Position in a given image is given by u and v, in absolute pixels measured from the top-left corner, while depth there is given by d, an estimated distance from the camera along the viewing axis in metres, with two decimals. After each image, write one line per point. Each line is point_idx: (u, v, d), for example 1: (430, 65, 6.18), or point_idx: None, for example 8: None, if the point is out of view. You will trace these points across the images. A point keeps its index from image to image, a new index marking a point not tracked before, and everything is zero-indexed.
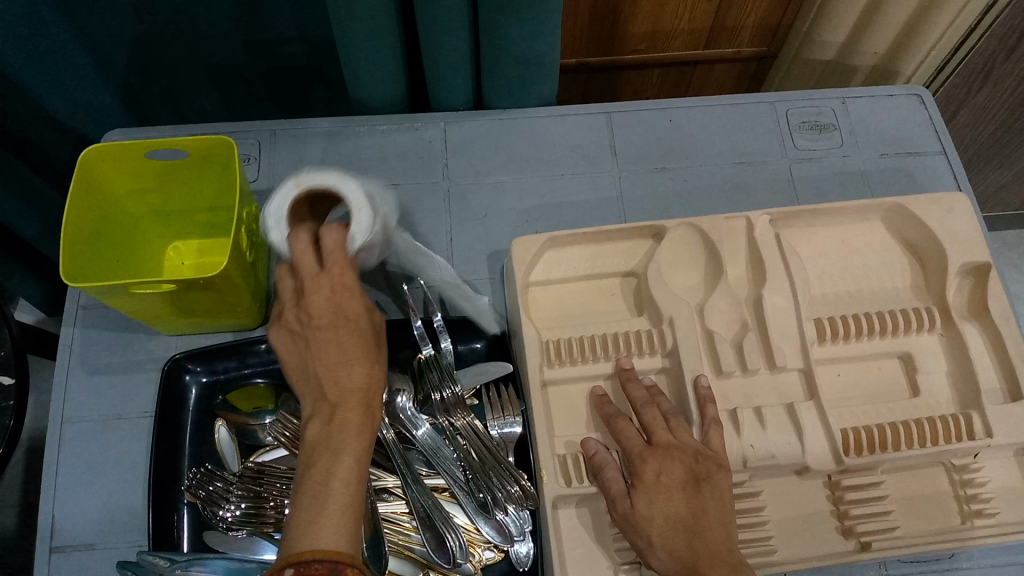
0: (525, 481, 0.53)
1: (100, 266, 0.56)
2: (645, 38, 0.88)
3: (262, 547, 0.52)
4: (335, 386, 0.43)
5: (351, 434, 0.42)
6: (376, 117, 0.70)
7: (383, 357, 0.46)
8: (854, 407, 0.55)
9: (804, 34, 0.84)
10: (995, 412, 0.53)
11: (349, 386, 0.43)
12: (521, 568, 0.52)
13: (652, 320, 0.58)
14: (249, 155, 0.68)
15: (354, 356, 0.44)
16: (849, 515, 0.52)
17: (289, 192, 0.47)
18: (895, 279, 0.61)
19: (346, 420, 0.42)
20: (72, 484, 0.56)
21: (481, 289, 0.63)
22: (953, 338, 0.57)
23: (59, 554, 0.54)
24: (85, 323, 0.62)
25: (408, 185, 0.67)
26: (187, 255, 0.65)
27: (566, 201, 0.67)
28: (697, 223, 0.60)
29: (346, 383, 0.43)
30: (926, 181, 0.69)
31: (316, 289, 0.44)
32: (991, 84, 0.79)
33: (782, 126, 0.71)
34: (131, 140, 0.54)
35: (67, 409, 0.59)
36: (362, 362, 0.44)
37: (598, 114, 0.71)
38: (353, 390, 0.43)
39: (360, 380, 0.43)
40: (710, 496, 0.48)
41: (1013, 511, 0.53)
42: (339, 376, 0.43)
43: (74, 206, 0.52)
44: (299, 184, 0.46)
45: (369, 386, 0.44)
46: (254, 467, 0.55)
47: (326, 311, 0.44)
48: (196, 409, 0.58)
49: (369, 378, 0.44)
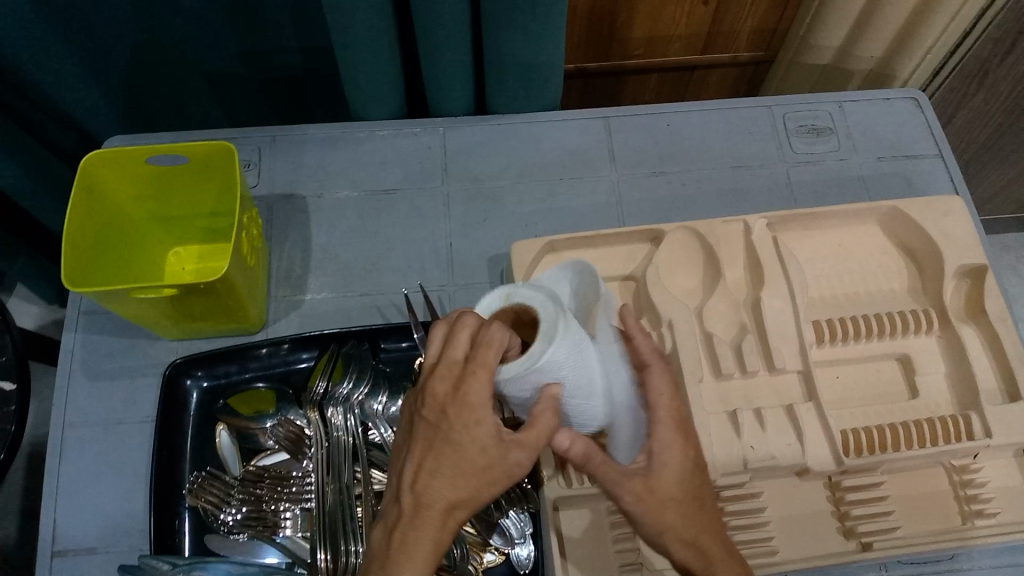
0: (526, 484, 0.54)
1: (102, 271, 0.57)
2: (642, 44, 0.89)
3: (263, 551, 0.53)
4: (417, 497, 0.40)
5: (420, 554, 0.39)
6: (376, 123, 0.70)
7: (490, 478, 0.40)
8: (853, 408, 0.56)
9: (800, 39, 0.84)
10: (994, 412, 0.54)
11: (423, 499, 0.39)
12: (522, 570, 0.52)
13: (652, 323, 0.58)
14: (250, 160, 0.68)
15: (450, 470, 0.39)
16: (850, 515, 0.53)
17: (496, 301, 0.43)
18: (893, 281, 0.61)
19: (410, 537, 0.39)
20: (74, 489, 0.56)
21: (481, 293, 0.64)
22: (951, 339, 0.57)
23: (60, 559, 0.54)
24: (87, 328, 0.62)
25: (407, 190, 0.68)
26: (188, 260, 0.65)
27: (566, 205, 0.67)
28: (695, 227, 0.60)
29: (430, 497, 0.39)
30: (923, 184, 0.69)
31: (438, 380, 0.40)
32: (987, 88, 0.80)
33: (779, 130, 0.71)
34: (133, 146, 0.55)
35: (68, 413, 0.59)
36: (461, 481, 0.39)
37: (596, 119, 0.71)
38: (442, 507, 0.39)
39: (448, 498, 0.39)
40: None
41: (1012, 510, 0.53)
42: (428, 489, 0.39)
43: (76, 211, 0.53)
44: (507, 296, 0.43)
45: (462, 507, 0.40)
46: (255, 470, 0.55)
47: (434, 414, 0.40)
48: (197, 413, 0.58)
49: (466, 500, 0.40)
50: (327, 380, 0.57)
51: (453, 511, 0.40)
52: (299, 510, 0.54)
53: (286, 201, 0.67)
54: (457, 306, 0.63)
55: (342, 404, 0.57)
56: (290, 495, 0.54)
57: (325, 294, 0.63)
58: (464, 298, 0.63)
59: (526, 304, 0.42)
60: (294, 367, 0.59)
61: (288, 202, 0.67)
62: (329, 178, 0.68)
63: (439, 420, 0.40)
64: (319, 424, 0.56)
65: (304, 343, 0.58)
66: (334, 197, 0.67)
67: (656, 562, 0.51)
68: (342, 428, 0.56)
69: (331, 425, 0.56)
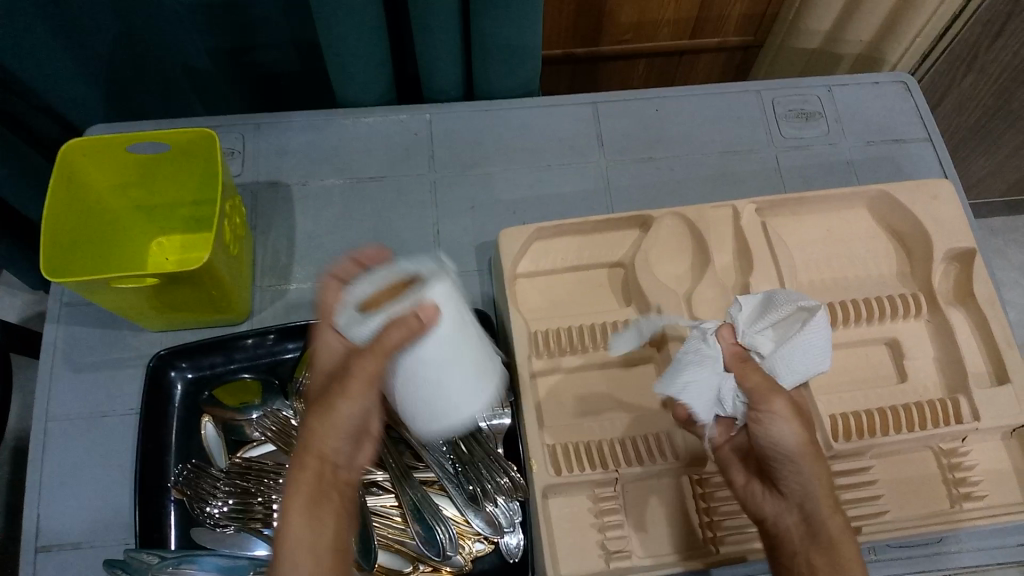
0: (515, 473, 0.53)
1: (83, 262, 0.56)
2: (629, 29, 0.88)
3: (252, 543, 0.52)
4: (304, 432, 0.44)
5: (298, 485, 0.42)
6: (362, 109, 0.69)
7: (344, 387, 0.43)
8: (843, 393, 0.55)
9: (789, 22, 0.84)
10: (982, 396, 0.54)
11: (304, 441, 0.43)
12: (511, 559, 0.51)
13: (640, 310, 0.58)
14: (233, 148, 0.67)
15: (317, 401, 0.45)
16: (839, 500, 0.52)
17: (757, 324, 0.47)
18: (881, 265, 0.61)
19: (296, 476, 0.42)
20: (57, 482, 0.56)
21: (468, 281, 0.63)
22: (940, 323, 0.57)
23: (45, 554, 0.54)
24: (69, 321, 0.61)
25: (393, 177, 0.67)
26: (170, 250, 0.65)
27: (553, 192, 0.67)
28: (683, 213, 0.60)
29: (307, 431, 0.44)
30: (912, 168, 0.69)
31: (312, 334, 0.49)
32: (976, 73, 0.79)
33: (768, 115, 0.71)
34: (113, 134, 0.54)
35: (51, 407, 0.58)
36: (325, 397, 0.44)
37: (584, 105, 0.71)
38: (311, 430, 0.44)
39: (323, 420, 0.44)
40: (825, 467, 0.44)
41: (1000, 492, 0.53)
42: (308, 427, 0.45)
43: (55, 202, 0.52)
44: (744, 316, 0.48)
45: (328, 420, 0.44)
46: (242, 463, 0.55)
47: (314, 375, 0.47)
48: (181, 406, 0.57)
49: (332, 415, 0.44)
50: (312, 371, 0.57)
51: (323, 428, 0.43)
52: None
53: (270, 189, 0.66)
54: None
55: None
56: (277, 487, 0.54)
57: (312, 283, 0.63)
58: None
59: (754, 333, 0.47)
60: (280, 358, 0.58)
61: (272, 189, 0.66)
62: (314, 166, 0.67)
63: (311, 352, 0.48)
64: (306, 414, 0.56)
65: (290, 333, 0.58)
66: (319, 184, 0.66)
67: (648, 550, 0.52)
68: None
69: None
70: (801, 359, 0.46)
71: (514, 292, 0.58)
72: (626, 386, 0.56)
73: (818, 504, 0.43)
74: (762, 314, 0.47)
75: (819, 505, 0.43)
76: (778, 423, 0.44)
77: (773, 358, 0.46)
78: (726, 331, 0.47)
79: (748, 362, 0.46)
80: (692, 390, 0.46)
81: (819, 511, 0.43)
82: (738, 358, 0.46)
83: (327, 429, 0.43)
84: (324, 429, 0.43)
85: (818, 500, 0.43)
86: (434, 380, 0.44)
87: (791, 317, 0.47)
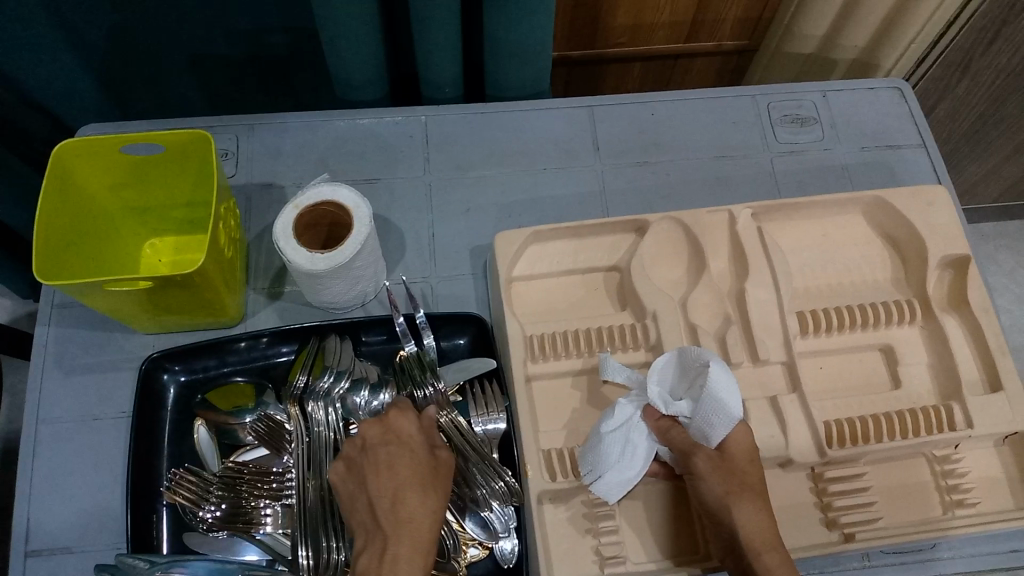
0: (510, 478, 0.53)
1: (73, 264, 0.55)
2: (625, 32, 0.88)
3: (243, 548, 0.52)
4: (389, 518, 0.45)
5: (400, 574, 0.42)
6: (358, 111, 0.69)
7: (443, 493, 0.47)
8: (837, 399, 0.56)
9: (784, 27, 0.84)
10: (976, 403, 0.54)
11: (404, 519, 0.45)
12: (506, 565, 0.52)
13: (635, 314, 0.58)
14: (227, 149, 0.67)
15: (404, 489, 0.46)
16: (833, 507, 0.52)
17: (674, 388, 0.52)
18: (875, 272, 0.61)
19: (399, 550, 0.43)
20: (47, 487, 0.55)
21: (464, 284, 0.63)
22: (934, 330, 0.57)
23: (34, 558, 0.53)
24: (61, 322, 0.61)
25: (388, 179, 0.67)
26: (164, 252, 0.64)
27: (548, 195, 0.67)
28: (679, 218, 0.60)
29: (402, 520, 0.45)
30: (906, 174, 0.69)
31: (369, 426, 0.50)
32: (970, 79, 0.79)
33: (764, 120, 0.71)
34: (106, 135, 0.53)
35: (41, 409, 0.57)
36: (414, 489, 0.46)
37: (579, 108, 0.70)
38: (403, 521, 0.45)
39: (415, 510, 0.45)
40: (750, 508, 0.47)
41: (992, 500, 0.54)
42: (390, 513, 0.45)
43: (46, 202, 0.51)
44: (661, 383, 0.52)
45: (418, 513, 0.45)
46: (234, 467, 0.54)
47: (379, 455, 0.48)
48: (174, 410, 0.57)
49: (422, 510, 0.45)
50: (307, 375, 0.56)
51: (415, 522, 0.45)
52: (279, 506, 0.53)
53: (264, 191, 0.66)
54: (440, 299, 0.63)
55: (323, 398, 0.55)
56: (270, 492, 0.53)
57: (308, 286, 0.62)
58: (447, 290, 0.63)
59: (663, 395, 0.51)
60: (273, 360, 0.58)
61: (267, 191, 0.66)
62: (309, 168, 0.67)
63: (378, 428, 0.50)
64: (300, 419, 0.55)
65: (283, 336, 0.57)
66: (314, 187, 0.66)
67: (639, 556, 0.51)
68: (323, 423, 0.55)
69: (312, 420, 0.55)
70: (709, 415, 0.48)
71: (508, 295, 0.58)
72: (621, 392, 0.56)
73: (749, 543, 0.46)
74: (679, 378, 0.52)
75: (746, 546, 0.46)
76: (700, 481, 0.48)
77: (694, 422, 0.49)
78: (649, 408, 0.52)
79: (673, 429, 0.51)
80: (609, 457, 0.50)
81: (750, 547, 0.46)
82: (661, 430, 0.51)
83: (421, 522, 0.45)
84: (414, 522, 0.45)
85: (747, 538, 0.46)
86: (371, 272, 0.57)
87: (694, 376, 0.51)
